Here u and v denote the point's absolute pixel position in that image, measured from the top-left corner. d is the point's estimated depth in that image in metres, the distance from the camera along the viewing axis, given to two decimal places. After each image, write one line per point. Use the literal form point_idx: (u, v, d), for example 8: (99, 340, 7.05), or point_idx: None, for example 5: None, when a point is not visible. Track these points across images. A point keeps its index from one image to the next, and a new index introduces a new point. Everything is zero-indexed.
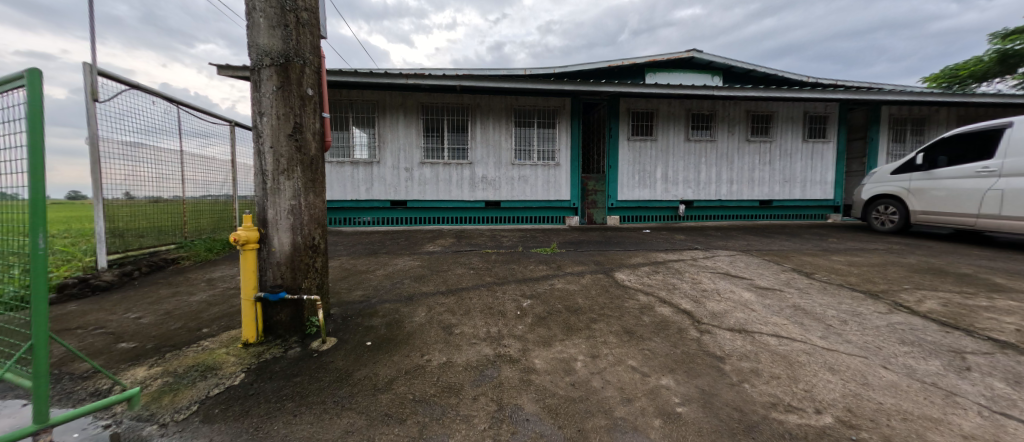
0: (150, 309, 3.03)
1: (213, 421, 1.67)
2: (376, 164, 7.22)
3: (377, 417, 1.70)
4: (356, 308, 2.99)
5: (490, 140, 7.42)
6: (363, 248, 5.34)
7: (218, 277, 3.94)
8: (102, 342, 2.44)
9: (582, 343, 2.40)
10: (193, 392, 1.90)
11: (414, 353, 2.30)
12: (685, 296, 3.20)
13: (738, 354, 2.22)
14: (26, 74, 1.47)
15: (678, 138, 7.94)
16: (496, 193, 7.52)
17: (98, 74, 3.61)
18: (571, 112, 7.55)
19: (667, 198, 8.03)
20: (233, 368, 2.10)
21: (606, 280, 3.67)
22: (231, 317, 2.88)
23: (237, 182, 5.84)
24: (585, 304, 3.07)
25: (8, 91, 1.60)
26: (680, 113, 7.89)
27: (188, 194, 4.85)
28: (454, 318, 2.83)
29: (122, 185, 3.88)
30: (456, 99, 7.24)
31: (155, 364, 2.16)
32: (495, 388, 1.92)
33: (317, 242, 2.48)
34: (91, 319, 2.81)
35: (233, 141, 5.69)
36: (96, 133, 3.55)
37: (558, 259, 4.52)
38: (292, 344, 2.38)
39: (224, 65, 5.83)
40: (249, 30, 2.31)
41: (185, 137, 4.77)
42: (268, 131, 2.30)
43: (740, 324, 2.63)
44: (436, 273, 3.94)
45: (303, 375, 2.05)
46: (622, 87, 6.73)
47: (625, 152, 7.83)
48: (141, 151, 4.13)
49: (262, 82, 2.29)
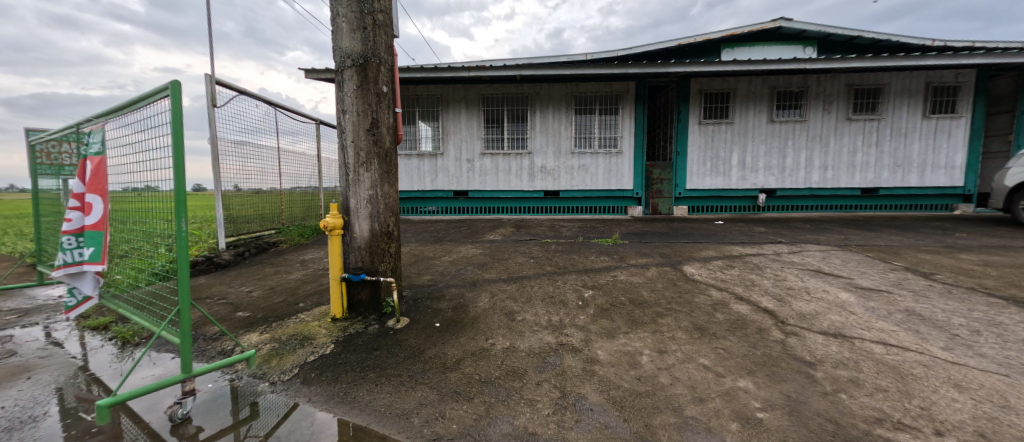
0: (259, 284, 3.55)
1: (311, 383, 1.93)
2: (440, 156, 7.54)
3: (448, 393, 1.81)
4: (425, 291, 3.20)
5: (550, 129, 7.35)
6: (429, 236, 5.68)
7: (310, 259, 4.47)
8: (225, 311, 2.92)
9: (648, 337, 2.32)
10: (295, 357, 2.19)
11: (479, 336, 2.41)
12: (767, 294, 2.92)
13: (833, 361, 1.98)
14: (170, 85, 1.75)
15: (759, 119, 7.15)
16: (555, 183, 7.46)
17: (216, 83, 4.23)
18: (636, 97, 7.17)
19: (744, 186, 7.32)
20: (325, 339, 2.39)
21: (673, 273, 3.47)
22: (321, 294, 3.25)
23: (323, 175, 6.53)
24: (651, 297, 2.94)
25: (156, 100, 1.91)
26: (763, 91, 7.08)
27: (284, 186, 5.51)
28: (516, 304, 2.89)
29: (234, 179, 4.53)
30: (516, 89, 7.28)
31: (265, 331, 2.52)
32: (558, 376, 1.94)
33: (391, 228, 2.67)
34: (216, 291, 3.38)
35: (319, 138, 6.34)
36: (215, 133, 4.17)
37: (621, 250, 4.38)
38: (371, 321, 2.63)
39: (310, 69, 6.47)
40: (334, 34, 2.52)
41: (281, 136, 5.39)
42: (350, 127, 2.52)
43: (836, 328, 2.34)
44: (498, 261, 4.05)
45: (381, 349, 2.26)
46: (694, 66, 6.22)
47: (696, 137, 7.25)
48: (248, 149, 4.78)
49: (345, 82, 2.51)
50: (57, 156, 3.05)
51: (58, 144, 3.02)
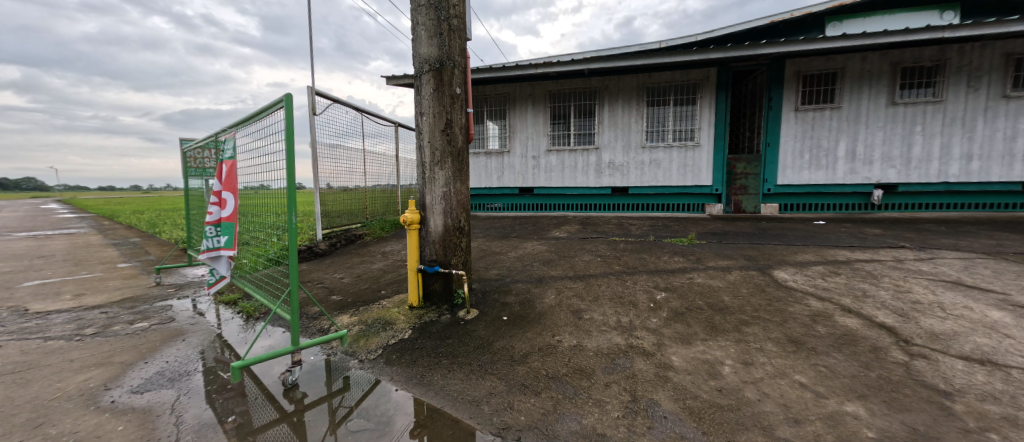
0: (348, 272, 3.98)
1: (392, 364, 2.11)
2: (507, 153, 7.70)
3: (515, 386, 1.86)
4: (493, 285, 3.31)
5: (619, 123, 7.07)
6: (495, 232, 5.84)
7: (390, 251, 4.88)
8: (322, 294, 3.33)
9: (730, 346, 2.12)
10: (378, 339, 2.42)
11: (545, 332, 2.42)
12: (883, 307, 2.49)
13: (979, 393, 1.62)
14: (284, 98, 2.03)
15: (875, 102, 6.09)
16: (623, 179, 7.16)
17: (315, 94, 4.81)
18: (717, 84, 6.56)
19: (853, 181, 6.30)
20: (403, 325, 2.59)
21: (761, 278, 3.12)
22: (400, 283, 3.54)
23: (400, 174, 7.07)
24: (733, 303, 2.69)
25: (273, 111, 2.24)
26: (881, 69, 6.01)
27: (368, 185, 6.09)
28: (583, 303, 2.85)
29: (327, 178, 5.12)
30: (584, 83, 7.13)
31: (354, 314, 2.82)
32: (628, 379, 1.87)
33: (462, 224, 2.80)
34: (315, 277, 3.87)
35: (397, 140, 6.87)
36: (313, 138, 4.75)
37: (698, 251, 4.07)
38: (443, 311, 2.79)
39: (391, 76, 7.03)
40: (413, 42, 2.71)
41: (366, 138, 5.95)
42: (427, 128, 2.69)
43: (983, 353, 1.91)
44: (564, 258, 4.03)
45: (453, 338, 2.39)
46: (791, 45, 5.50)
47: (791, 125, 6.40)
48: (339, 152, 5.36)
49: (422, 86, 2.68)
50: (201, 160, 3.76)
51: (202, 151, 3.71)
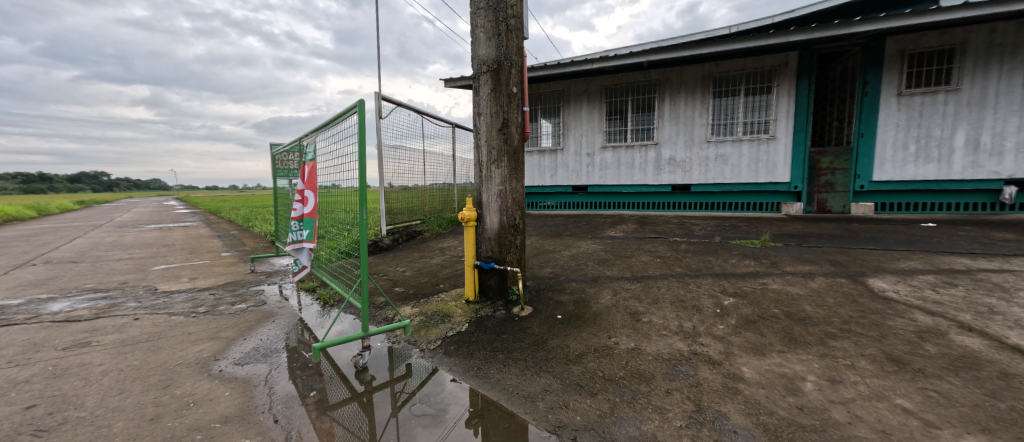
0: (410, 266, 4.23)
1: (450, 355, 2.21)
2: (560, 151, 7.63)
3: (571, 385, 1.84)
4: (547, 283, 3.31)
5: (681, 117, 6.66)
6: (549, 230, 5.82)
7: (447, 246, 5.09)
8: (387, 286, 3.57)
9: (813, 360, 1.91)
10: (437, 330, 2.53)
11: (601, 333, 2.37)
12: (1017, 327, 2.07)
13: None
14: (358, 104, 2.21)
15: (1007, 80, 5.07)
16: (685, 176, 6.74)
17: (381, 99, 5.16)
18: (797, 70, 5.92)
19: (975, 176, 5.32)
20: (461, 318, 2.69)
21: (852, 287, 2.76)
22: (457, 278, 3.68)
23: (457, 173, 7.34)
24: (816, 313, 2.42)
25: (348, 117, 2.44)
26: (1017, 41, 5.00)
27: (427, 183, 6.40)
28: (641, 305, 2.74)
29: (391, 178, 5.47)
30: (643, 76, 6.83)
31: (415, 306, 2.99)
32: (692, 388, 1.77)
33: (518, 221, 2.83)
34: (380, 269, 4.16)
35: (454, 140, 7.14)
36: (379, 140, 5.10)
37: (772, 254, 3.71)
38: (498, 307, 2.84)
39: (448, 79, 7.31)
40: (472, 45, 2.79)
41: (426, 139, 6.25)
42: (484, 128, 2.76)
43: None
44: (620, 259, 3.90)
45: (508, 333, 2.43)
46: (893, 21, 4.78)
47: (891, 112, 5.57)
48: (402, 153, 5.68)
49: (481, 87, 2.76)
50: (287, 162, 4.23)
51: (288, 154, 4.17)
